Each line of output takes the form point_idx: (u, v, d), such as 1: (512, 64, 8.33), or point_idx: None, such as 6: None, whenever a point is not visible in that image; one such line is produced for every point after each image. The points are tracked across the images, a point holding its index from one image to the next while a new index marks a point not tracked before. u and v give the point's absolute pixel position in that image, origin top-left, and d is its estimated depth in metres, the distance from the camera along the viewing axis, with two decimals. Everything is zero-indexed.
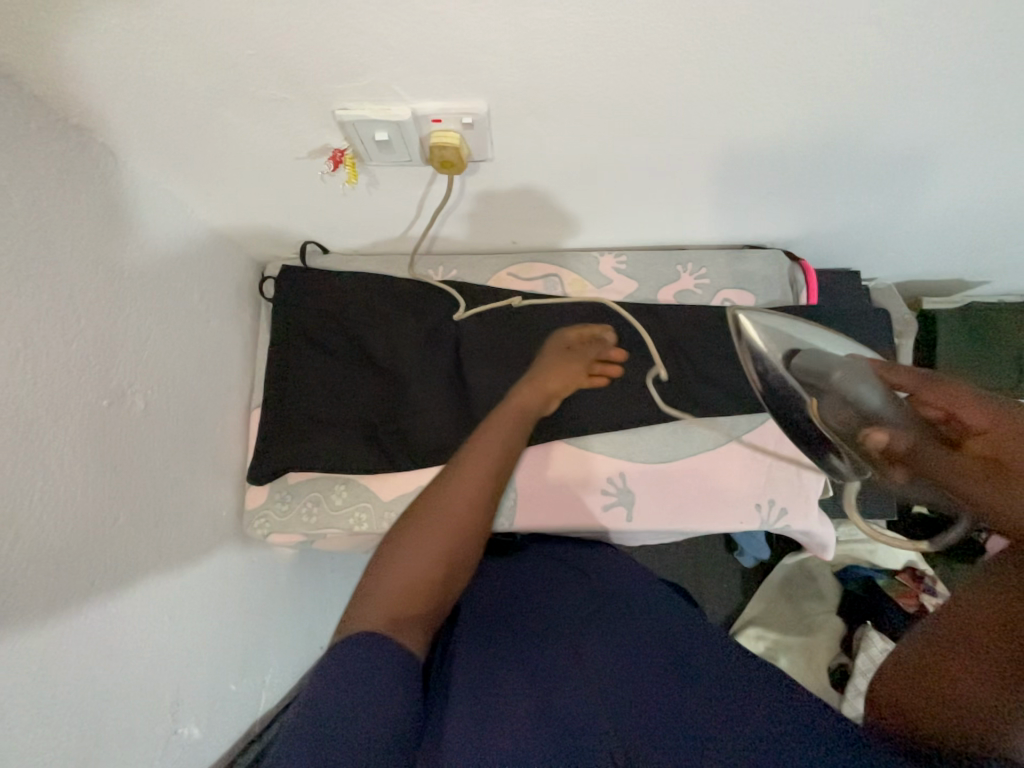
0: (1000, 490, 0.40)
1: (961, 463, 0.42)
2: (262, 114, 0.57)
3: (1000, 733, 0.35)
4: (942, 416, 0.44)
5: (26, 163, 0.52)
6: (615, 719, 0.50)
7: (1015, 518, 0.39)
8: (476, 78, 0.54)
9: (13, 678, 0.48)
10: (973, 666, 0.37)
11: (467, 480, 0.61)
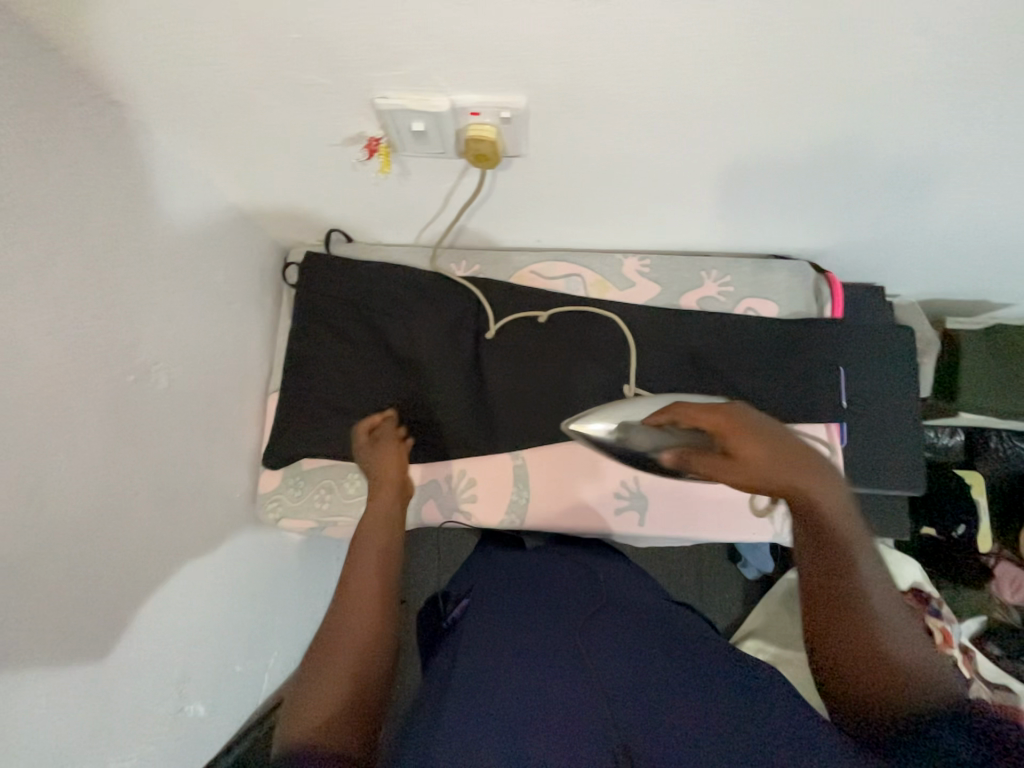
0: (752, 477, 0.50)
1: (738, 475, 0.50)
2: (300, 99, 0.57)
3: (897, 683, 0.45)
4: (697, 427, 0.52)
5: (67, 136, 0.52)
6: (614, 715, 0.50)
7: (778, 490, 0.49)
8: (517, 72, 0.53)
9: (31, 645, 0.49)
10: (849, 634, 0.48)
11: (365, 591, 0.62)
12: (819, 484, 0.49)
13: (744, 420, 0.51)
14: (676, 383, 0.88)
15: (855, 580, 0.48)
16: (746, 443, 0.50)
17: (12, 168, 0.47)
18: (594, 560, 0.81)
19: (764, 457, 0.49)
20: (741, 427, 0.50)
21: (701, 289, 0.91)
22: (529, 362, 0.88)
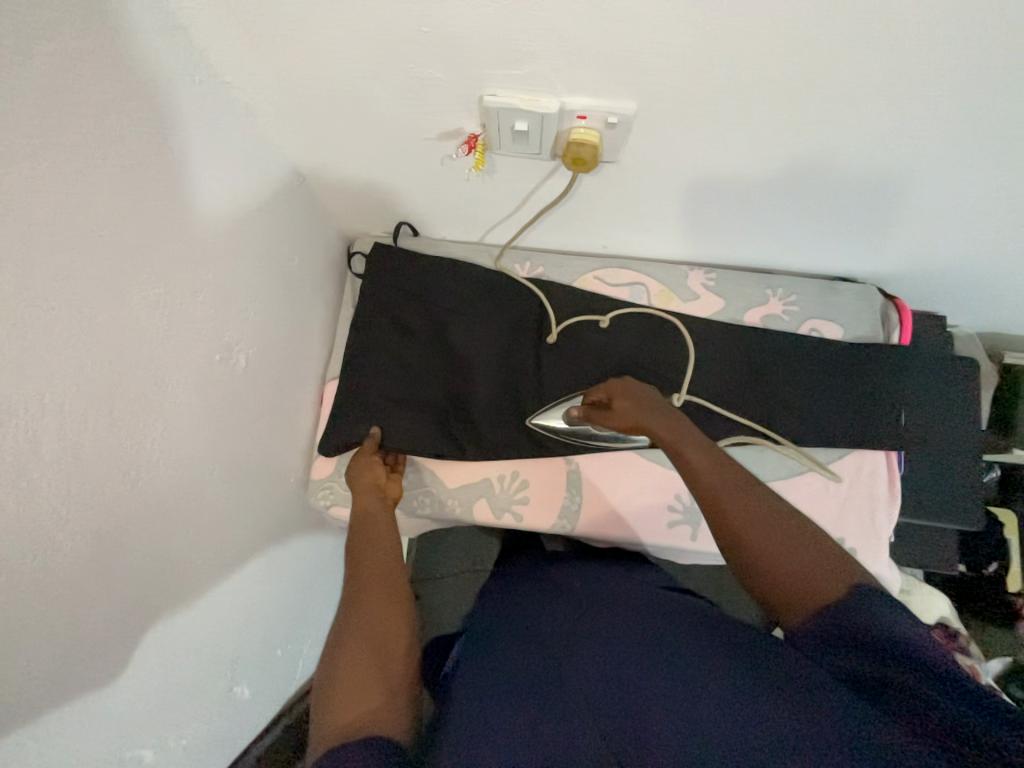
0: (631, 413, 0.70)
1: (619, 423, 0.71)
2: (408, 92, 0.58)
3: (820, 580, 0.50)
4: (597, 399, 0.75)
5: (188, 112, 0.53)
6: (603, 730, 0.45)
7: (649, 420, 0.68)
8: (635, 78, 0.53)
9: (120, 616, 0.49)
10: (767, 553, 0.53)
11: (370, 591, 0.59)
12: (670, 420, 0.67)
13: (615, 383, 0.74)
14: (735, 399, 0.87)
15: (733, 496, 0.58)
16: (616, 400, 0.72)
17: (142, 141, 0.47)
18: (611, 567, 0.76)
19: (626, 406, 0.71)
20: (615, 386, 0.73)
21: (766, 307, 0.90)
22: (589, 367, 0.88)
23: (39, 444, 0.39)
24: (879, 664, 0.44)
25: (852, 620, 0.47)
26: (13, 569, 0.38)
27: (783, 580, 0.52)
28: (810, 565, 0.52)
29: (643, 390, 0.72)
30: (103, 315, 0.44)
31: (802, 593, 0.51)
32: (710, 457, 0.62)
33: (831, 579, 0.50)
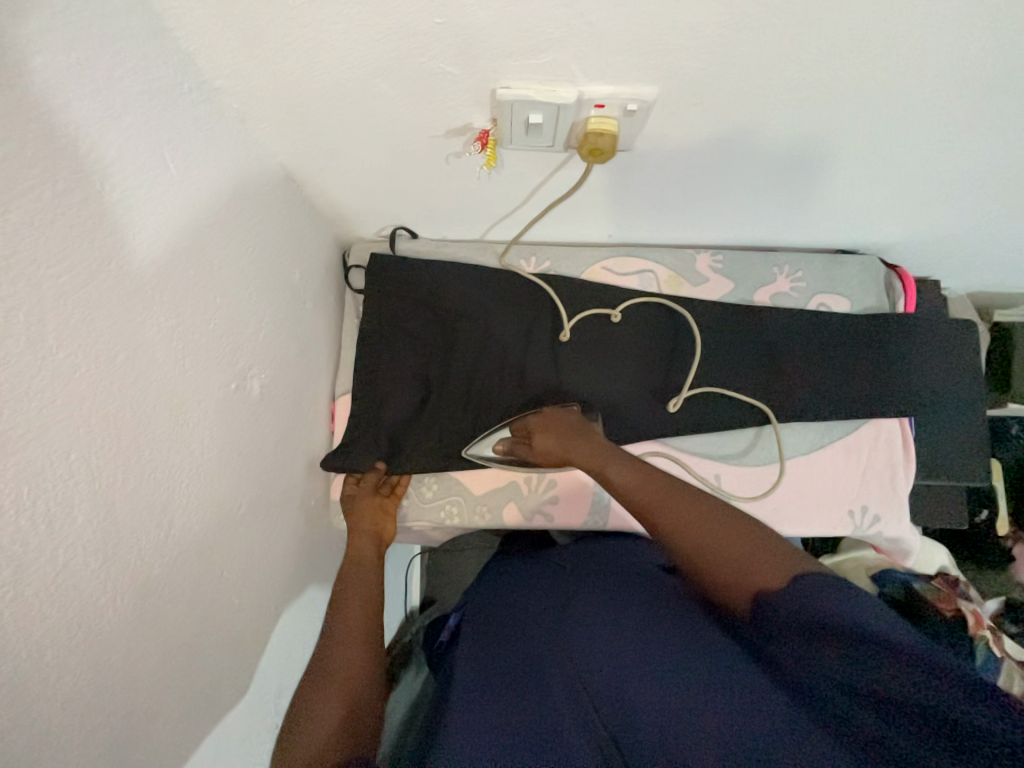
0: (549, 441, 0.77)
1: (544, 456, 0.78)
2: (415, 89, 0.54)
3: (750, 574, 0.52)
4: (522, 432, 0.81)
5: (182, 127, 0.48)
6: (607, 723, 0.47)
7: (564, 446, 0.76)
8: (657, 63, 0.51)
9: (168, 673, 0.46)
10: (696, 555, 0.57)
11: (353, 634, 0.62)
12: (589, 442, 0.75)
13: (537, 415, 0.81)
14: (753, 379, 0.87)
15: (652, 508, 0.64)
16: (535, 434, 0.79)
17: (139, 163, 0.43)
18: (613, 557, 0.75)
19: (546, 439, 0.77)
20: (535, 419, 0.80)
21: (774, 286, 0.90)
22: (605, 360, 0.87)
23: (71, 509, 0.36)
24: (863, 666, 0.39)
25: (809, 606, 0.44)
26: (60, 646, 0.35)
27: (725, 575, 0.54)
28: (743, 561, 0.54)
29: (557, 418, 0.79)
30: (120, 358, 0.41)
31: (749, 580, 0.52)
32: (640, 475, 0.68)
33: (769, 570, 0.51)
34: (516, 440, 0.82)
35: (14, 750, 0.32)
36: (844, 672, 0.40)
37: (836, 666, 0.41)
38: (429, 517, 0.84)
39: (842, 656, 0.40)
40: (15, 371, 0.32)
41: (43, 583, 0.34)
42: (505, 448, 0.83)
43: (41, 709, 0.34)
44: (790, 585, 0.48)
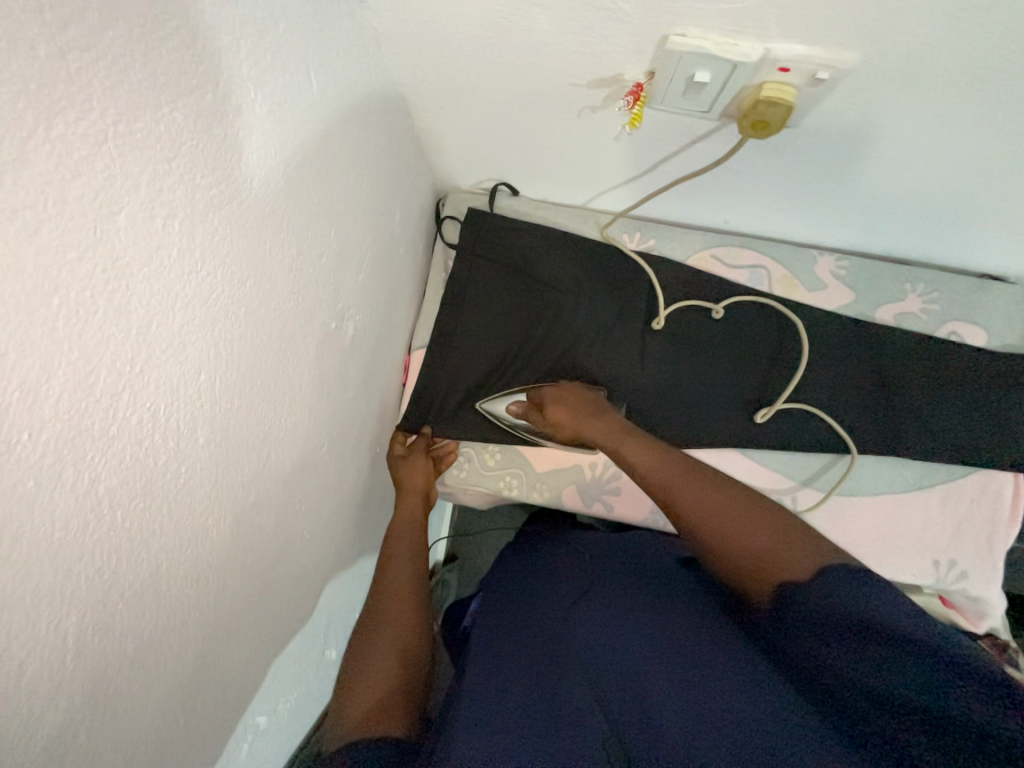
0: (563, 411, 0.74)
1: (560, 429, 0.75)
2: (575, 26, 0.48)
3: (771, 561, 0.48)
4: (536, 401, 0.78)
5: (327, 40, 0.45)
6: (605, 706, 0.45)
7: (580, 418, 0.73)
8: (874, 23, 0.43)
9: (249, 596, 0.46)
10: (707, 538, 0.53)
11: (400, 595, 0.61)
12: (605, 421, 0.71)
13: (563, 385, 0.77)
14: (855, 402, 0.80)
15: (662, 482, 0.61)
16: (548, 406, 0.75)
17: (286, 76, 0.40)
18: (636, 548, 0.69)
19: (558, 413, 0.74)
20: (561, 390, 0.76)
21: (902, 305, 0.81)
22: (696, 358, 0.81)
23: (194, 428, 0.35)
24: (888, 671, 0.38)
25: (819, 606, 0.43)
26: (172, 559, 0.35)
27: (747, 563, 0.49)
28: (766, 545, 0.49)
29: (573, 391, 0.76)
30: (249, 282, 0.39)
31: (773, 572, 0.47)
32: (657, 459, 0.64)
33: (795, 558, 0.47)
34: (529, 411, 0.78)
35: (127, 651, 0.33)
36: (868, 678, 0.39)
37: (861, 671, 0.39)
38: (487, 486, 0.83)
39: (866, 662, 0.39)
40: (166, 282, 0.30)
41: (166, 500, 0.34)
42: (517, 412, 0.80)
43: (151, 617, 0.34)
44: (818, 576, 0.45)
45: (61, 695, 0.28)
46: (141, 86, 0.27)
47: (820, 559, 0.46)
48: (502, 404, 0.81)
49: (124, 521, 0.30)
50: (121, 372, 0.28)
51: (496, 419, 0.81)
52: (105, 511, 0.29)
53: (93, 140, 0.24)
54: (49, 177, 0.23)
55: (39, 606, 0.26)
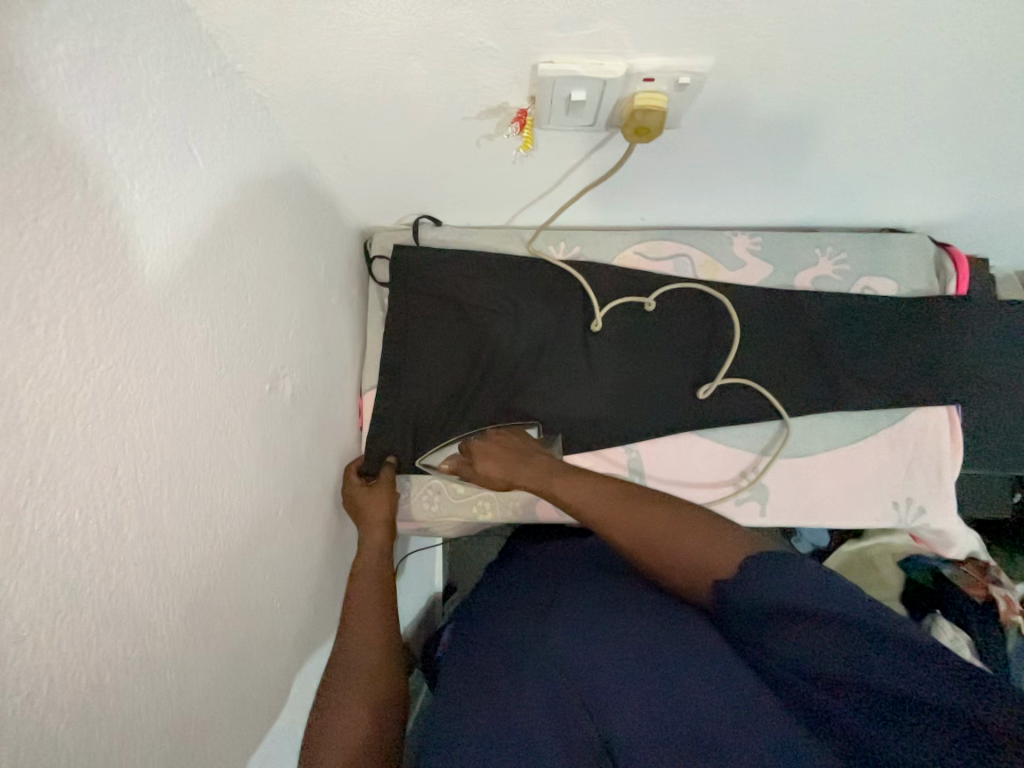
0: (493, 463, 0.76)
1: (493, 481, 0.76)
2: (451, 67, 0.50)
3: (704, 563, 0.54)
4: (466, 456, 0.79)
5: (206, 116, 0.45)
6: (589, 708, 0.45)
7: (511, 467, 0.75)
8: (718, 29, 0.47)
9: (218, 682, 0.45)
10: (650, 558, 0.58)
11: (370, 641, 0.60)
12: (535, 465, 0.74)
13: (491, 435, 0.79)
14: (792, 367, 0.84)
15: (598, 515, 0.64)
16: (477, 459, 0.77)
17: (167, 159, 0.40)
18: (597, 549, 0.71)
19: (490, 464, 0.76)
20: (489, 442, 0.78)
21: (816, 269, 0.86)
22: (639, 351, 0.84)
23: (120, 526, 0.34)
24: (845, 653, 0.41)
25: (769, 591, 0.47)
26: (117, 665, 0.34)
27: (685, 568, 0.55)
28: (698, 548, 0.55)
29: (500, 441, 0.78)
30: (159, 367, 0.39)
31: (709, 572, 0.53)
32: (590, 490, 0.67)
33: (723, 554, 0.54)
34: (462, 466, 0.80)
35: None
36: (826, 661, 0.41)
37: (817, 654, 0.42)
38: (461, 513, 0.83)
39: (824, 648, 0.42)
40: (59, 388, 0.30)
41: (99, 606, 0.33)
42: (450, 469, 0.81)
43: (102, 733, 0.33)
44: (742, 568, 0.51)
45: None
46: None
47: (743, 549, 0.53)
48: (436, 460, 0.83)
49: (51, 640, 0.29)
50: (19, 488, 0.27)
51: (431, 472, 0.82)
52: (26, 635, 0.28)
53: None
54: None
55: None
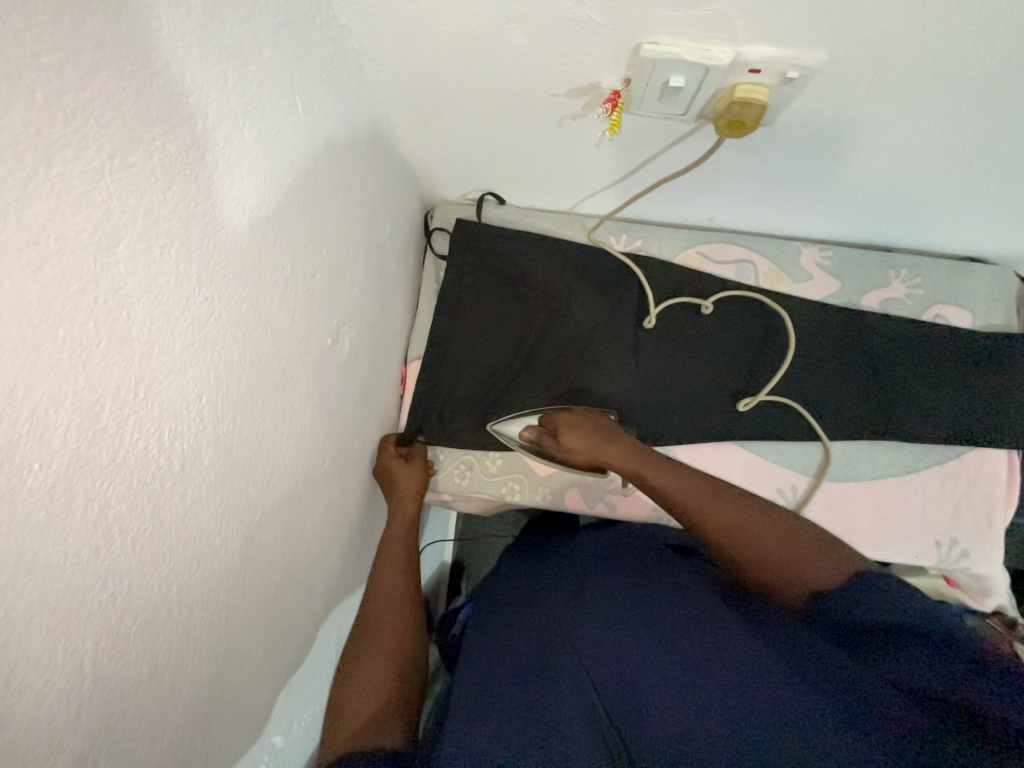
0: (575, 440, 0.73)
1: (571, 456, 0.74)
2: (551, 40, 0.50)
3: (805, 571, 0.51)
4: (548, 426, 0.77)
5: (311, 67, 0.46)
6: (604, 702, 0.47)
7: (592, 447, 0.72)
8: (838, 24, 0.45)
9: (259, 614, 0.47)
10: (744, 555, 0.56)
11: (394, 607, 0.62)
12: (621, 445, 0.71)
13: (579, 414, 0.76)
14: (847, 388, 0.81)
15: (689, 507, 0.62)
16: (561, 430, 0.74)
17: (274, 103, 0.41)
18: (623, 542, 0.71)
19: (571, 437, 0.73)
20: (575, 417, 0.75)
21: (886, 290, 0.82)
22: (691, 353, 0.82)
23: (198, 451, 0.36)
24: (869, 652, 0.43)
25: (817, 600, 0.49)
26: (183, 581, 0.36)
27: (782, 572, 0.53)
28: (801, 555, 0.53)
29: (586, 417, 0.75)
30: (246, 304, 0.40)
31: (811, 580, 0.50)
32: (687, 480, 0.65)
33: (831, 564, 0.51)
34: (540, 435, 0.78)
35: (142, 674, 0.33)
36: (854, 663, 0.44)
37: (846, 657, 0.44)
38: (491, 492, 0.83)
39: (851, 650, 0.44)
40: (166, 307, 0.31)
41: (174, 523, 0.34)
42: (528, 437, 0.79)
43: (163, 643, 0.34)
44: (855, 580, 0.48)
45: (79, 723, 0.28)
46: (134, 121, 0.28)
47: (851, 565, 0.50)
48: (511, 427, 0.80)
49: (135, 545, 0.31)
50: (126, 398, 0.29)
51: (504, 438, 0.80)
52: (116, 537, 0.29)
53: (91, 175, 0.25)
54: (51, 215, 0.23)
55: (55, 634, 0.26)
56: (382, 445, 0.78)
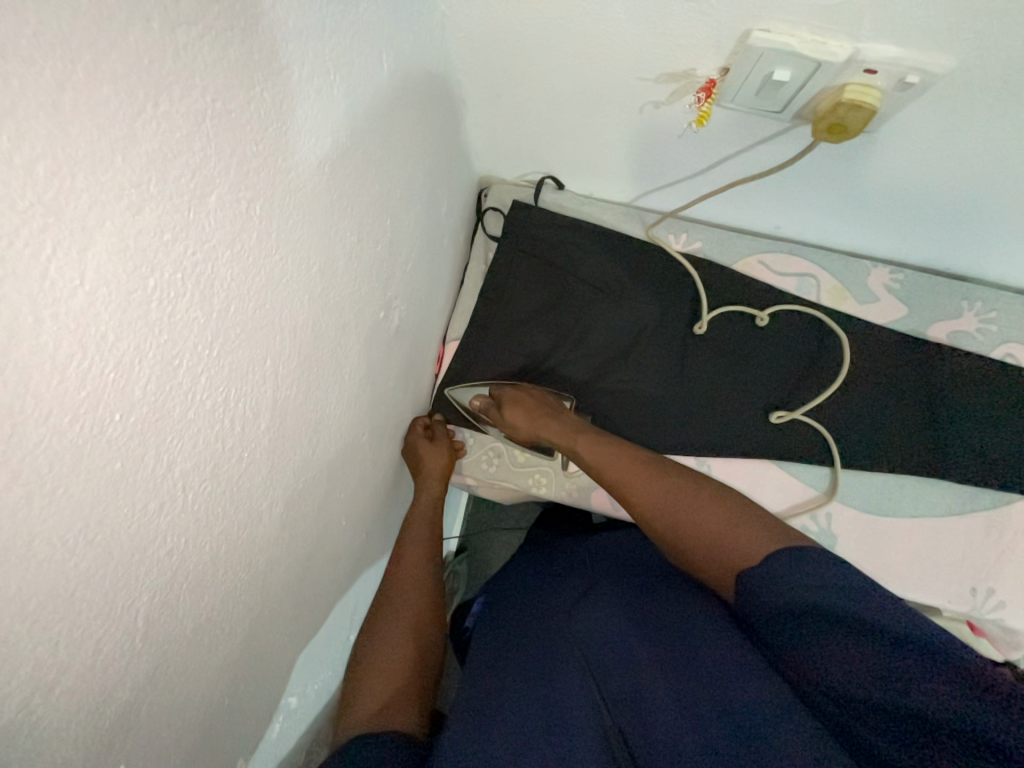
0: (519, 414, 0.74)
1: (514, 430, 0.75)
2: (652, 17, 0.47)
3: (727, 551, 0.53)
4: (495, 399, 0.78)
5: (399, 25, 0.44)
6: (609, 707, 0.45)
7: (535, 423, 0.73)
8: (974, 26, 0.41)
9: (291, 579, 0.46)
10: (668, 533, 0.58)
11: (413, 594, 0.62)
12: (562, 422, 0.72)
13: (526, 390, 0.76)
14: (899, 420, 0.78)
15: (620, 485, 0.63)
16: (506, 406, 0.76)
17: (363, 59, 0.39)
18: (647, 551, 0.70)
19: (515, 414, 0.74)
20: (520, 393, 0.75)
21: (956, 322, 0.78)
22: (738, 364, 0.79)
23: (258, 414, 0.35)
24: (880, 665, 0.39)
25: (786, 592, 0.46)
26: (231, 543, 0.35)
27: (710, 553, 0.54)
28: (726, 534, 0.54)
29: (531, 393, 0.75)
30: (314, 269, 0.39)
31: (736, 561, 0.51)
32: (621, 459, 0.65)
33: (755, 543, 0.52)
34: (487, 410, 0.79)
35: (186, 631, 0.33)
36: (861, 677, 0.39)
37: (851, 668, 0.40)
38: (515, 483, 0.82)
39: (850, 658, 0.41)
40: (246, 266, 0.30)
41: (230, 484, 0.34)
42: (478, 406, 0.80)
43: (208, 600, 0.34)
44: (768, 560, 0.49)
45: (128, 674, 0.28)
46: (239, 63, 0.26)
47: (771, 537, 0.52)
48: (465, 397, 0.82)
49: (194, 504, 0.30)
50: (201, 355, 0.28)
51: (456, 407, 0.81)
52: (178, 494, 0.29)
53: (194, 118, 0.24)
54: (154, 157, 0.22)
55: (116, 585, 0.26)
56: (412, 425, 0.76)
